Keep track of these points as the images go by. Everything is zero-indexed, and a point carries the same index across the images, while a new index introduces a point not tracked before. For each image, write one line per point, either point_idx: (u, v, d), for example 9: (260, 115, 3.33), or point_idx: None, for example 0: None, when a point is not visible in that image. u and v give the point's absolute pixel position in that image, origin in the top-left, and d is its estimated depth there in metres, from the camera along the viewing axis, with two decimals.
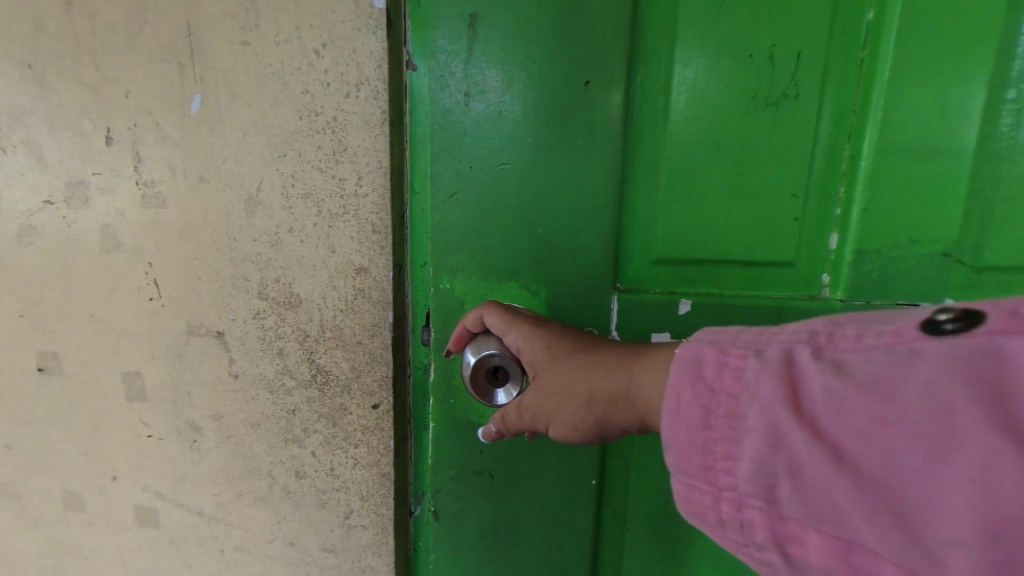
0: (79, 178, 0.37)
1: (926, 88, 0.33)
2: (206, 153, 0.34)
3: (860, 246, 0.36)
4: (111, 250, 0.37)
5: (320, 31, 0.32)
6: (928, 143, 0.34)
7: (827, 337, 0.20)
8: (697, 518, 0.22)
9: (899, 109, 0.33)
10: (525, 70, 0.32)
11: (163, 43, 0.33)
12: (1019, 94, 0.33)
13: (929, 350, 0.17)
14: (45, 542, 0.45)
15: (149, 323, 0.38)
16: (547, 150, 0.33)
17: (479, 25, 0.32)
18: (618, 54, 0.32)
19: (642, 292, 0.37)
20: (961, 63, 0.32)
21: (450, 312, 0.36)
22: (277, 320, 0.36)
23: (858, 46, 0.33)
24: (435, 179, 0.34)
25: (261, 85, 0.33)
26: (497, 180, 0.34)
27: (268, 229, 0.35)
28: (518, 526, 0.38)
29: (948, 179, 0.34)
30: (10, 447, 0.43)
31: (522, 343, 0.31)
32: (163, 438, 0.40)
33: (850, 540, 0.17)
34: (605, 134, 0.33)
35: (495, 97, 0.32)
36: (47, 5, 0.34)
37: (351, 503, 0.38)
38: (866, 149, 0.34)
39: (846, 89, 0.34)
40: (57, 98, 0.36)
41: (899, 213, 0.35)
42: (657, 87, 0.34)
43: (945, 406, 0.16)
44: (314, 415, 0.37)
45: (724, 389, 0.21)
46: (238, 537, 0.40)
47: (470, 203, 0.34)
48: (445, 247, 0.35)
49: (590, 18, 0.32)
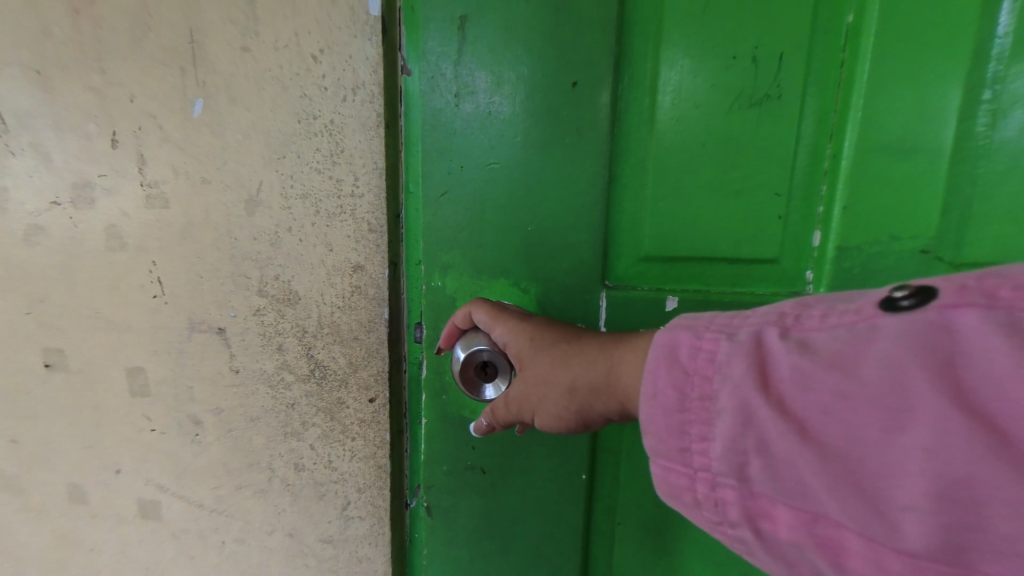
0: (84, 179, 0.38)
1: (904, 88, 0.34)
2: (207, 155, 0.36)
3: (842, 242, 0.37)
4: (116, 248, 0.38)
5: (318, 37, 0.33)
6: (905, 142, 0.35)
7: (794, 318, 0.21)
8: (674, 499, 0.23)
9: (879, 109, 0.35)
10: (514, 72, 0.33)
11: (167, 49, 0.35)
12: (995, 93, 0.34)
13: (887, 325, 0.19)
14: (49, 536, 0.46)
15: (152, 319, 0.39)
16: (537, 150, 0.35)
17: (469, 28, 0.33)
18: (605, 55, 0.34)
19: (630, 289, 0.38)
20: (936, 65, 0.34)
21: (442, 309, 0.37)
22: (276, 316, 0.37)
23: (838, 48, 0.35)
24: (427, 179, 0.35)
25: (261, 89, 0.34)
26: (488, 179, 0.35)
27: (268, 228, 0.36)
28: (509, 520, 0.39)
29: (925, 178, 0.35)
30: (15, 441, 0.44)
31: (508, 337, 0.32)
32: (165, 431, 0.41)
33: (815, 513, 0.19)
34: (593, 133, 0.35)
35: (485, 97, 0.34)
36: (55, 13, 0.36)
37: (348, 495, 0.39)
38: (846, 148, 0.36)
39: (827, 89, 0.35)
40: (63, 102, 0.37)
41: (877, 210, 0.36)
42: (643, 88, 0.35)
43: (900, 379, 0.17)
44: (312, 409, 0.38)
45: (697, 372, 0.22)
46: (239, 530, 0.41)
47: (462, 201, 0.35)
48: (438, 246, 0.36)
49: (577, 20, 0.33)
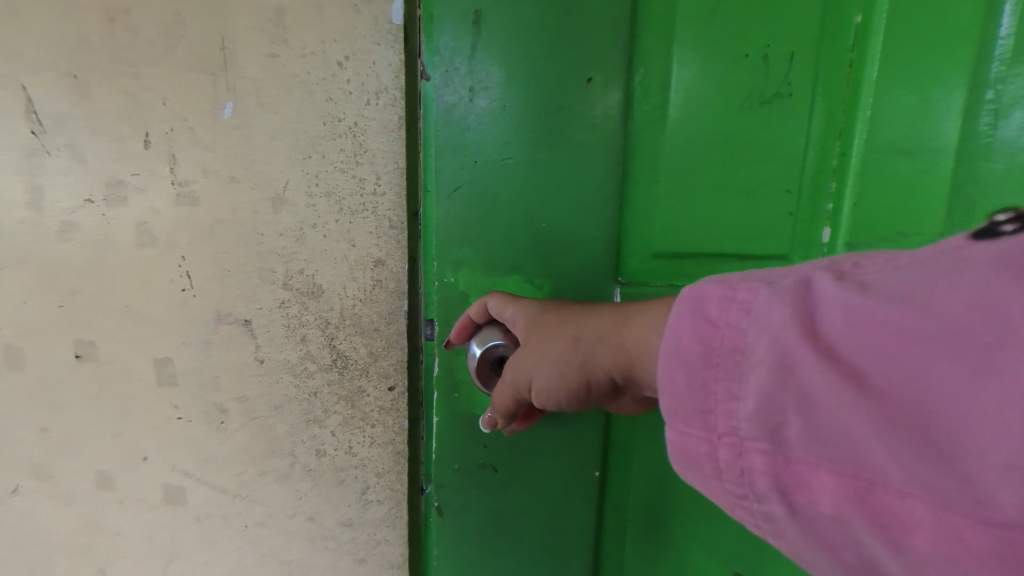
0: (117, 179, 0.40)
1: (906, 86, 0.34)
2: (235, 155, 0.37)
3: (850, 239, 0.38)
4: (147, 244, 0.40)
5: (343, 45, 0.35)
6: (912, 139, 0.35)
7: (854, 267, 0.21)
8: (695, 468, 0.23)
9: (885, 106, 0.35)
10: (526, 70, 0.35)
11: (198, 55, 0.37)
12: (992, 81, 0.32)
13: (978, 263, 0.17)
14: (76, 521, 0.47)
15: (181, 312, 0.41)
16: (548, 146, 0.36)
17: (482, 24, 0.34)
18: (614, 55, 0.36)
19: (643, 285, 0.40)
20: (941, 59, 0.33)
21: (451, 305, 0.38)
22: (300, 309, 0.39)
23: (846, 46, 0.36)
24: (439, 174, 0.36)
25: (288, 93, 0.36)
26: (501, 175, 0.37)
27: (293, 225, 0.38)
28: (518, 518, 0.41)
29: (932, 175, 0.34)
30: (46, 430, 0.46)
31: (519, 314, 0.34)
32: (191, 419, 0.43)
33: (869, 481, 0.18)
34: (603, 131, 0.37)
35: (497, 94, 0.35)
36: (92, 21, 0.38)
37: (367, 480, 0.41)
38: (855, 145, 0.37)
39: (834, 88, 0.37)
40: (98, 105, 0.39)
41: (885, 209, 0.36)
42: (653, 87, 0.37)
43: (979, 324, 0.16)
44: (334, 397, 0.40)
45: (727, 323, 0.22)
46: (261, 514, 0.43)
47: (476, 197, 0.37)
48: (450, 244, 0.37)
49: (585, 22, 0.35)
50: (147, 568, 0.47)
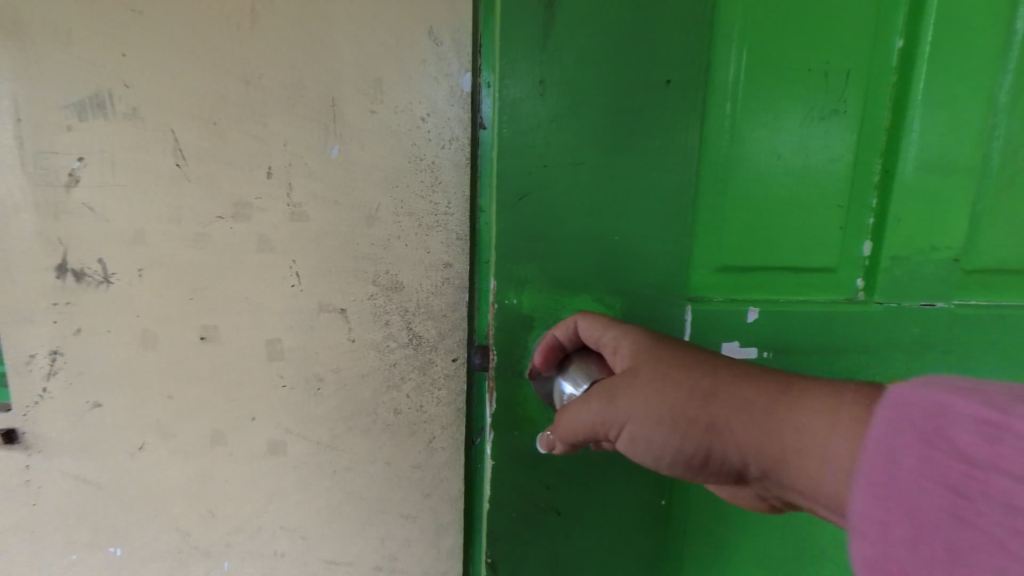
0: (244, 200, 0.52)
1: (928, 116, 0.50)
2: (340, 184, 0.50)
3: (888, 249, 0.53)
4: (265, 249, 0.52)
5: (425, 105, 0.48)
6: (937, 160, 0.51)
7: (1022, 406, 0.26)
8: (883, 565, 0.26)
9: (908, 135, 0.50)
10: (601, 87, 0.44)
11: (315, 109, 0.49)
12: (997, 122, 0.51)
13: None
14: (192, 470, 0.59)
15: (290, 302, 0.53)
16: (616, 154, 0.45)
17: (547, 40, 0.43)
18: (679, 74, 0.45)
19: (707, 300, 0.51)
20: (947, 99, 0.50)
21: (515, 322, 0.47)
22: (385, 300, 0.51)
23: (883, 73, 0.49)
24: (505, 185, 0.45)
25: (383, 139, 0.49)
26: (578, 181, 0.45)
27: (382, 236, 0.50)
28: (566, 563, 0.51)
29: (950, 193, 0.52)
30: (172, 396, 0.58)
31: (617, 340, 0.42)
32: (293, 386, 0.55)
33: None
34: (676, 141, 0.46)
35: (571, 104, 0.44)
36: (231, 83, 0.50)
37: (434, 431, 0.53)
38: (891, 163, 0.51)
39: (873, 114, 0.50)
40: (232, 144, 0.51)
41: (913, 219, 0.52)
42: (717, 101, 0.47)
43: None
44: (409, 367, 0.52)
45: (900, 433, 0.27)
46: (349, 461, 0.55)
47: (542, 205, 0.45)
48: (524, 258, 0.46)
49: (653, 49, 0.44)
50: (249, 508, 0.59)
